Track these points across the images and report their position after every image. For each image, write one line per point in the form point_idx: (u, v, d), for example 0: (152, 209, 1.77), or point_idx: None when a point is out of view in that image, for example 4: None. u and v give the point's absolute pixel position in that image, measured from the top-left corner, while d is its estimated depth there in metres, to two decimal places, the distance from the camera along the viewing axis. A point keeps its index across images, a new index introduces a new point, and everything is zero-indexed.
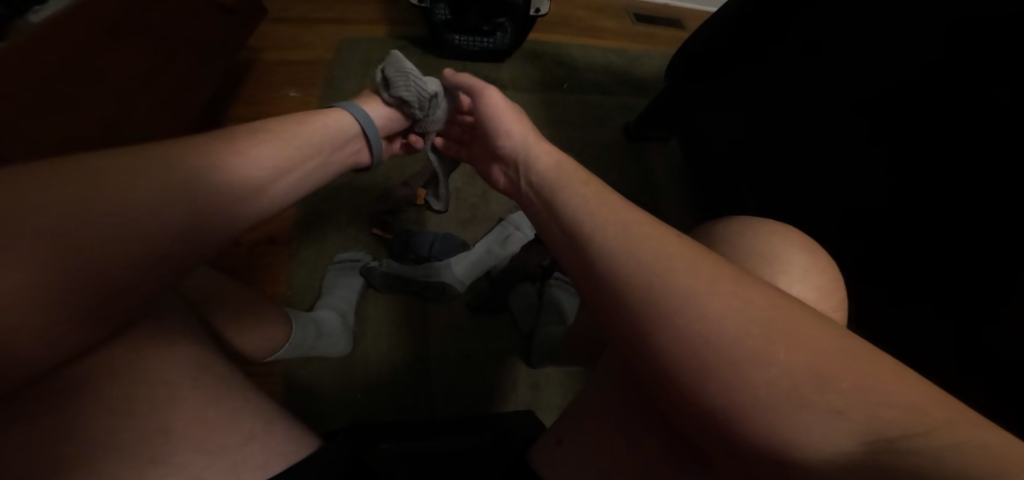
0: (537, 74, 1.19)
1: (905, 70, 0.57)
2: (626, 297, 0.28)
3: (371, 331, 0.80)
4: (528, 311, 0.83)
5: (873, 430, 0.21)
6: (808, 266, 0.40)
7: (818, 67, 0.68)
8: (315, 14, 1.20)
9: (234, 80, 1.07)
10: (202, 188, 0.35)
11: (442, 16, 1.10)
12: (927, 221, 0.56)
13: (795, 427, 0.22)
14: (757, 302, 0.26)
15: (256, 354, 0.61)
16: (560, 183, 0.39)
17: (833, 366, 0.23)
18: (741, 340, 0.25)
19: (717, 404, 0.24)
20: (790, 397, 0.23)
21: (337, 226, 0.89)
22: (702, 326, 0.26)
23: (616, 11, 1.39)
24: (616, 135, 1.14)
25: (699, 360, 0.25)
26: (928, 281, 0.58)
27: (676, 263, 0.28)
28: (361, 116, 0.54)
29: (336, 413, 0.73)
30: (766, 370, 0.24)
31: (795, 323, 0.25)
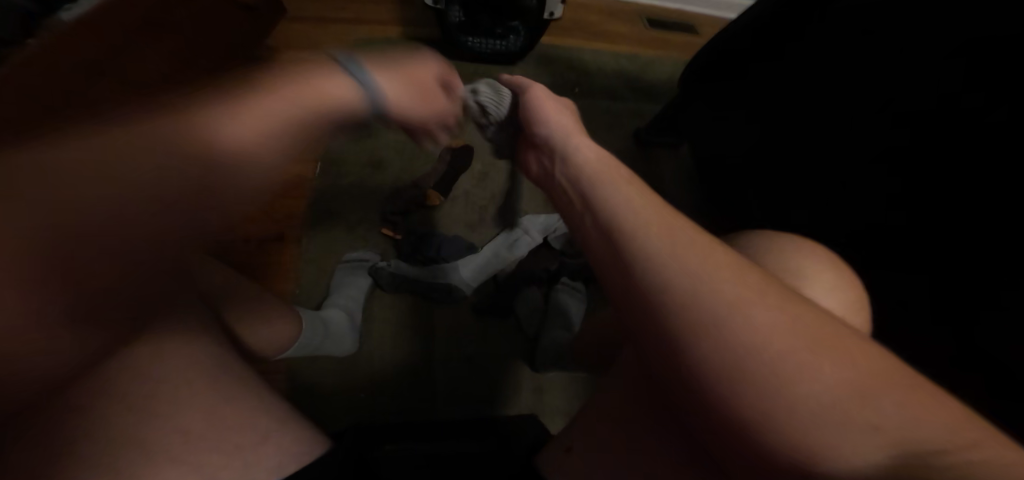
0: (549, 79, 1.18)
1: (915, 82, 0.58)
2: (649, 303, 0.27)
3: (377, 332, 0.80)
4: (533, 316, 0.82)
5: (906, 450, 0.21)
6: (830, 280, 0.40)
7: (824, 77, 0.68)
8: (328, 14, 1.21)
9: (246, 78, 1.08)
10: (166, 158, 0.29)
11: (455, 19, 1.10)
12: (968, 246, 0.54)
13: (840, 446, 0.22)
14: (794, 315, 0.25)
15: (263, 352, 0.61)
16: (598, 174, 0.37)
17: (874, 388, 0.23)
18: (780, 354, 0.24)
19: (744, 422, 0.24)
20: (839, 416, 0.22)
21: (346, 225, 0.89)
22: (744, 335, 0.24)
23: (629, 15, 1.38)
24: (629, 140, 1.14)
25: (736, 371, 0.24)
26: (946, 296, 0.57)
27: (720, 267, 0.27)
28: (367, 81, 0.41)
29: (339, 411, 0.73)
30: (817, 386, 0.23)
31: (833, 337, 0.25)
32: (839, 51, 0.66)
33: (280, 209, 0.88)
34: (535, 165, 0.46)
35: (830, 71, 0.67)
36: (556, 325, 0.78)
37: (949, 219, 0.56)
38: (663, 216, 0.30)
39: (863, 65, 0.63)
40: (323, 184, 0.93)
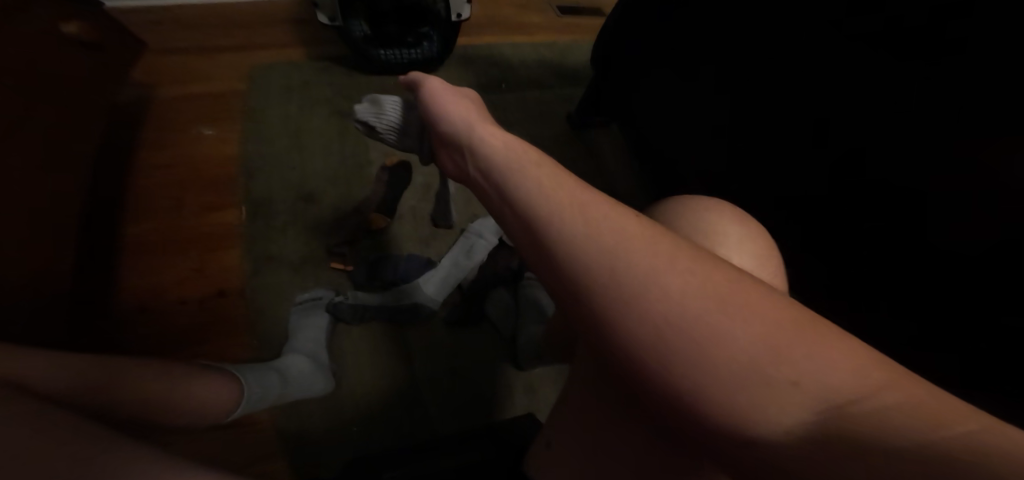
0: (472, 78, 1.18)
1: (786, 37, 0.65)
2: (587, 298, 0.29)
3: (349, 367, 0.76)
4: (506, 316, 0.83)
5: (827, 399, 0.23)
6: (757, 246, 0.44)
7: (713, 34, 0.75)
8: (219, 42, 1.13)
9: (135, 125, 0.97)
10: None
11: (361, 33, 1.07)
12: (839, 175, 0.63)
13: (759, 402, 0.24)
14: (708, 280, 0.28)
15: (216, 417, 0.57)
16: (510, 164, 0.39)
17: (778, 333, 0.25)
18: (700, 323, 0.26)
19: (686, 391, 0.26)
20: (752, 372, 0.24)
21: (291, 265, 0.84)
22: (661, 312, 0.27)
23: (539, 5, 1.41)
24: (562, 126, 1.17)
25: (666, 352, 0.26)
26: (856, 220, 0.63)
27: (632, 247, 0.29)
28: None
29: (335, 455, 0.70)
30: (730, 350, 0.25)
31: (747, 296, 0.27)
32: (717, 12, 0.73)
33: (212, 264, 0.83)
34: (451, 164, 0.49)
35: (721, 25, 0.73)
36: (531, 320, 0.79)
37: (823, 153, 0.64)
38: (569, 201, 0.33)
39: (748, 20, 0.69)
40: (246, 225, 0.87)
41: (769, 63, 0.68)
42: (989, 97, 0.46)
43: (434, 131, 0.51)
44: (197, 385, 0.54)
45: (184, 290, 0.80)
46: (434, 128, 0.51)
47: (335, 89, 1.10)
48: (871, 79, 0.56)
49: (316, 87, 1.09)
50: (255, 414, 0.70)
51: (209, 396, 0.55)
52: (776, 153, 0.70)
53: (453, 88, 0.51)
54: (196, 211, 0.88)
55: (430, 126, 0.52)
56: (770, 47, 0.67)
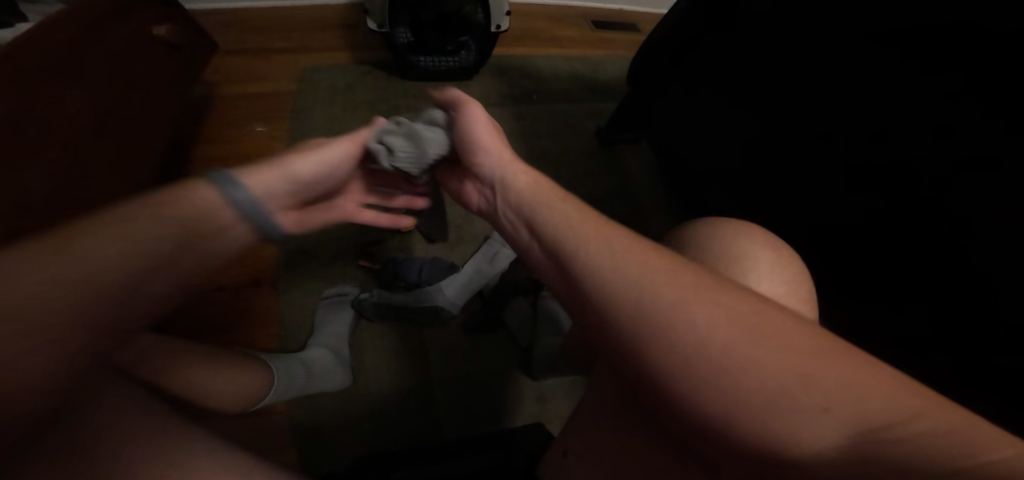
0: (504, 89, 1.19)
1: (835, 69, 0.62)
2: (609, 318, 0.29)
3: (369, 363, 0.79)
4: (524, 326, 0.83)
5: (860, 430, 0.22)
6: (786, 273, 0.42)
7: (759, 57, 0.72)
8: (271, 45, 1.19)
9: (196, 119, 1.04)
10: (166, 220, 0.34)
11: (404, 40, 1.11)
12: (886, 207, 0.59)
13: (786, 428, 0.24)
14: (734, 309, 0.27)
15: (236, 406, 0.60)
16: (538, 200, 0.40)
17: (810, 362, 0.24)
18: (728, 348, 0.26)
19: (713, 415, 0.26)
20: (780, 397, 0.24)
21: (322, 262, 0.88)
22: (687, 334, 0.27)
23: (574, 19, 1.42)
24: (590, 141, 1.16)
25: (695, 377, 0.26)
26: (895, 267, 0.60)
27: (656, 277, 0.29)
28: (246, 193, 0.39)
29: (344, 448, 0.72)
30: (755, 373, 0.25)
31: (763, 322, 0.26)
32: (763, 37, 0.71)
33: (249, 255, 0.87)
34: (476, 198, 0.50)
35: (764, 45, 0.71)
36: (548, 332, 0.79)
37: (865, 183, 0.61)
38: (594, 233, 0.34)
39: (795, 39, 0.66)
40: None
41: (817, 94, 0.65)
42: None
43: (462, 162, 0.52)
44: (221, 376, 0.56)
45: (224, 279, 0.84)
46: (462, 161, 0.52)
47: (375, 93, 1.14)
48: (926, 107, 0.53)
49: (357, 91, 1.14)
50: (272, 405, 0.73)
51: (236, 385, 0.58)
52: (813, 186, 0.68)
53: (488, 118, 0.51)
54: None
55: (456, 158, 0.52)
56: (819, 69, 0.64)
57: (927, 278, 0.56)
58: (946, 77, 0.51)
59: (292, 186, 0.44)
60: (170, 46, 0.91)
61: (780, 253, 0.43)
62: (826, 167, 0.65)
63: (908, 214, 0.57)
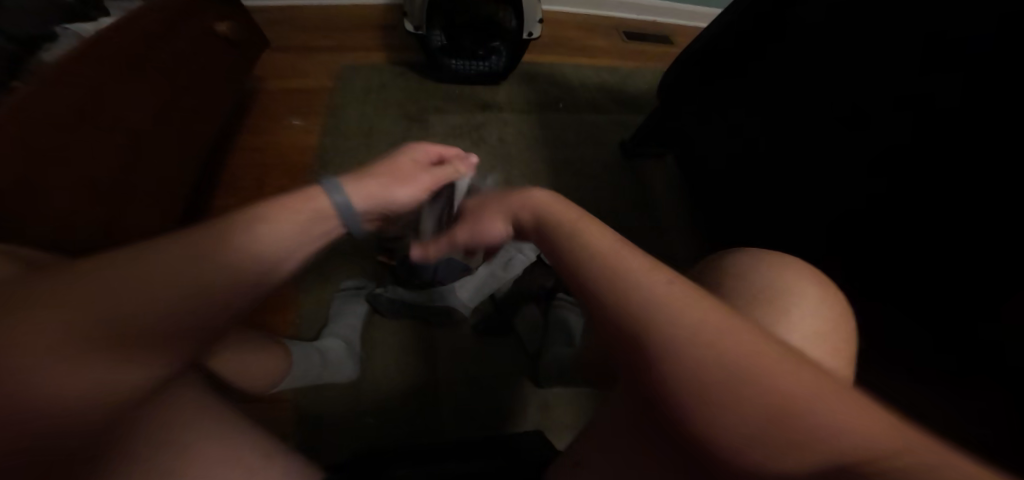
0: (534, 95, 1.20)
1: (869, 92, 0.60)
2: (630, 330, 0.30)
3: (379, 358, 0.80)
4: (533, 332, 0.83)
5: (868, 454, 0.22)
6: (805, 300, 0.40)
7: (794, 77, 0.71)
8: (311, 44, 1.24)
9: (240, 112, 1.08)
10: (183, 266, 0.32)
11: (438, 43, 1.13)
12: (916, 238, 0.55)
13: (776, 445, 0.24)
14: (741, 320, 0.28)
15: (261, 385, 0.62)
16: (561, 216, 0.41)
17: (814, 390, 0.25)
18: (754, 371, 0.26)
19: (719, 431, 0.25)
20: (791, 414, 0.24)
21: (342, 255, 0.90)
22: (696, 347, 0.27)
23: (606, 30, 1.41)
24: (615, 152, 1.15)
25: (710, 390, 0.26)
26: (921, 298, 0.56)
27: (683, 292, 0.29)
28: (341, 197, 0.46)
29: (349, 440, 0.73)
30: (761, 389, 0.25)
31: (767, 344, 0.27)
32: (800, 58, 0.70)
33: None
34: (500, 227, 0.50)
35: (806, 64, 0.69)
36: (558, 341, 0.79)
37: (894, 209, 0.58)
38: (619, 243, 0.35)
39: (837, 58, 0.64)
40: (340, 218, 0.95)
41: (848, 117, 0.63)
42: None
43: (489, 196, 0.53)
44: (247, 356, 0.58)
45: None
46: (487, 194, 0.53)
47: (408, 93, 1.16)
48: (957, 133, 0.50)
49: (391, 90, 1.17)
50: (283, 392, 0.75)
51: (260, 367, 0.60)
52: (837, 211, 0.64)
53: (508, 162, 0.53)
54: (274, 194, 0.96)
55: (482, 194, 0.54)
56: (858, 88, 0.61)
57: (949, 311, 0.53)
58: (986, 103, 0.48)
59: (363, 199, 0.49)
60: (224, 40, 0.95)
61: (797, 277, 0.41)
62: (850, 191, 0.62)
63: (936, 244, 0.53)
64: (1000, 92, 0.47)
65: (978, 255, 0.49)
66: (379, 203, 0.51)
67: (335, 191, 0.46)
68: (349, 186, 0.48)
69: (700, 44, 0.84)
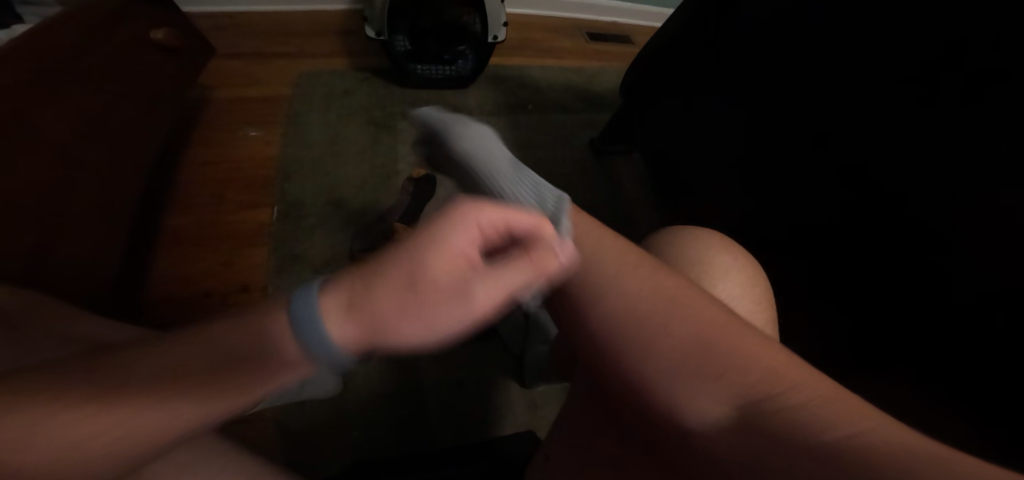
0: (500, 98, 1.20)
1: (816, 85, 0.64)
2: (589, 312, 0.33)
3: (358, 370, 0.78)
4: (516, 333, 0.83)
5: (742, 397, 0.26)
6: (758, 291, 0.43)
7: (746, 71, 0.75)
8: (267, 50, 1.19)
9: (190, 123, 1.03)
10: (210, 358, 0.25)
11: (402, 48, 1.12)
12: (856, 222, 0.59)
13: (692, 392, 0.28)
14: (680, 301, 0.32)
15: None
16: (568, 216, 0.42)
17: (720, 341, 0.29)
18: (665, 329, 0.30)
19: (654, 390, 0.29)
20: (688, 365, 0.29)
21: (313, 267, 0.88)
22: (625, 309, 0.32)
23: (568, 31, 1.44)
24: (583, 151, 1.17)
25: (639, 355, 0.30)
26: (861, 279, 0.59)
27: (615, 270, 0.35)
28: (317, 332, 0.24)
29: (332, 457, 0.71)
30: (668, 342, 0.30)
31: (696, 309, 0.31)
32: (750, 54, 0.74)
33: (239, 260, 0.87)
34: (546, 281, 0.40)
35: (757, 58, 0.73)
36: (537, 339, 0.78)
37: (843, 192, 0.61)
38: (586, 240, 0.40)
39: (788, 53, 0.68)
40: (304, 212, 0.95)
41: (801, 109, 0.67)
42: (991, 137, 0.46)
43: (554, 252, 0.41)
44: None
45: (229, 258, 0.87)
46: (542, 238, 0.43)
47: (372, 99, 1.14)
48: (894, 118, 0.54)
49: (353, 96, 1.14)
50: (259, 412, 0.72)
51: None
52: (793, 198, 0.68)
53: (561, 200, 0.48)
54: (241, 208, 0.93)
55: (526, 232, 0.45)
56: (808, 81, 0.65)
57: (891, 284, 0.55)
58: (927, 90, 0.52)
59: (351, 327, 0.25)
60: (167, 49, 0.91)
61: (755, 272, 0.44)
62: (805, 177, 0.66)
63: (881, 223, 0.56)
64: (938, 81, 0.51)
65: (910, 231, 0.53)
66: (382, 346, 0.26)
67: (311, 322, 0.24)
68: (333, 314, 0.25)
69: (658, 42, 0.88)
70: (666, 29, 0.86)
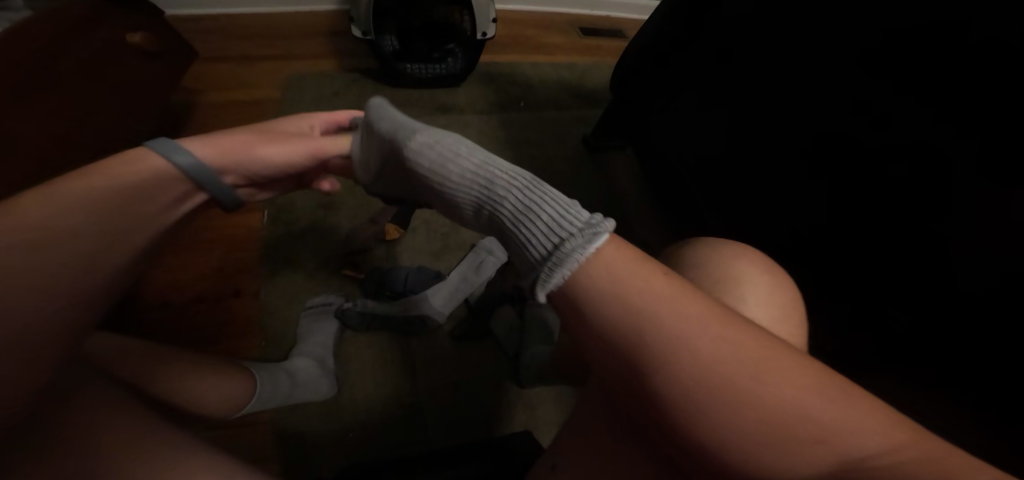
0: (492, 95, 1.20)
1: (800, 83, 0.64)
2: (655, 378, 0.26)
3: (354, 373, 0.77)
4: (511, 334, 0.83)
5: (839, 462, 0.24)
6: (766, 283, 0.41)
7: (734, 69, 0.73)
8: (253, 52, 1.18)
9: (178, 128, 1.02)
10: (54, 230, 0.34)
11: (390, 47, 1.11)
12: (859, 219, 0.59)
13: (783, 459, 0.24)
14: (741, 342, 0.26)
15: (212, 416, 0.56)
16: (608, 261, 0.29)
17: (807, 396, 0.25)
18: (753, 397, 0.25)
19: (740, 464, 0.25)
20: (791, 442, 0.24)
21: (305, 271, 0.88)
22: (701, 374, 0.26)
23: (560, 26, 1.43)
24: (577, 148, 1.17)
25: (731, 431, 0.25)
26: (891, 289, 0.56)
27: (681, 319, 0.27)
28: (184, 157, 0.43)
29: (327, 461, 0.70)
30: (751, 407, 0.25)
31: (761, 351, 0.26)
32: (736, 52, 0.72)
33: (232, 264, 0.86)
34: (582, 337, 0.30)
35: (740, 58, 0.72)
36: (535, 340, 0.79)
37: (847, 195, 0.60)
38: (647, 286, 0.28)
39: (771, 49, 0.66)
40: (284, 217, 0.93)
41: (790, 106, 0.66)
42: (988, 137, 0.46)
43: (578, 321, 0.30)
44: (198, 384, 0.53)
45: (209, 266, 0.85)
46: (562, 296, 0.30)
47: (363, 101, 1.13)
48: (887, 116, 0.54)
49: (344, 98, 1.13)
50: (255, 416, 0.71)
51: (221, 392, 0.56)
52: (788, 199, 0.67)
53: (573, 215, 0.32)
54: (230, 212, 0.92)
55: (534, 269, 0.33)
56: (799, 75, 0.64)
57: (910, 289, 0.54)
58: (923, 94, 0.50)
59: (215, 158, 0.46)
60: (152, 53, 0.90)
61: (762, 268, 0.42)
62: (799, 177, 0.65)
63: (884, 227, 0.56)
64: (932, 82, 0.49)
65: (914, 228, 0.53)
66: (240, 165, 0.48)
67: (174, 152, 0.43)
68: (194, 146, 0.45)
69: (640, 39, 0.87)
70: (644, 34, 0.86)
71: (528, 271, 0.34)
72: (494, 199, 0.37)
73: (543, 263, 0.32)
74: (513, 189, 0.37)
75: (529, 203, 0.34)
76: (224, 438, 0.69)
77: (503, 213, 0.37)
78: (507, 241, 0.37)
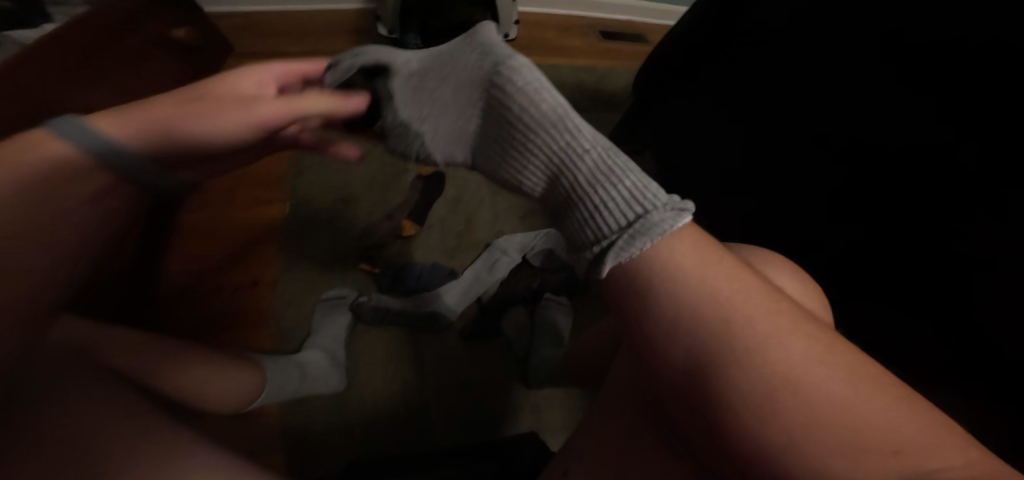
0: None
1: (824, 92, 0.63)
2: (719, 369, 0.26)
3: (364, 368, 0.78)
4: (522, 334, 0.83)
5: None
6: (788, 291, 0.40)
7: (760, 76, 0.72)
8: (280, 48, 1.21)
9: None
10: None
11: (414, 46, 1.12)
12: (887, 232, 0.58)
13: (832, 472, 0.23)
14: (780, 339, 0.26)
15: (216, 408, 0.57)
16: (680, 258, 0.30)
17: (884, 414, 0.23)
18: (829, 404, 0.24)
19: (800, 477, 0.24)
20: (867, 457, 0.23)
21: (322, 264, 0.89)
22: (760, 375, 0.25)
23: (581, 30, 1.43)
24: None
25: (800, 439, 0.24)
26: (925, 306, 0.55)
27: (753, 319, 0.27)
28: None
29: (334, 454, 0.71)
30: (828, 418, 0.24)
31: (816, 356, 0.26)
32: (764, 60, 0.71)
33: (252, 255, 0.88)
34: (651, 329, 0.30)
35: (776, 55, 0.69)
36: (545, 342, 0.79)
37: (873, 208, 0.59)
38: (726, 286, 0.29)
39: (798, 58, 0.66)
40: (305, 209, 0.95)
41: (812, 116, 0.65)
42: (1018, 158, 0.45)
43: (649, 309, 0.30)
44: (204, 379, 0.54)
45: (219, 254, 0.87)
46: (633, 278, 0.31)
47: None
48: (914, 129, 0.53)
49: None
50: (265, 408, 0.73)
51: (226, 384, 0.57)
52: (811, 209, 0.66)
53: (654, 189, 0.33)
54: (251, 205, 0.94)
55: (604, 234, 0.33)
56: (824, 82, 0.63)
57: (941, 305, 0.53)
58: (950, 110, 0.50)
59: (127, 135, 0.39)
60: (186, 47, 0.93)
61: (783, 274, 0.41)
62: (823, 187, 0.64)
63: (912, 241, 0.55)
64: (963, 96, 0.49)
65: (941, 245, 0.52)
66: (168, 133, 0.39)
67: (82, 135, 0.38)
68: None
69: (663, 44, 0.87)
70: (677, 26, 0.83)
71: (598, 236, 0.33)
72: (571, 166, 0.37)
73: (620, 230, 0.32)
74: (595, 156, 0.36)
75: (607, 170, 0.34)
76: (239, 426, 0.71)
77: (580, 177, 0.36)
78: (571, 214, 0.37)
